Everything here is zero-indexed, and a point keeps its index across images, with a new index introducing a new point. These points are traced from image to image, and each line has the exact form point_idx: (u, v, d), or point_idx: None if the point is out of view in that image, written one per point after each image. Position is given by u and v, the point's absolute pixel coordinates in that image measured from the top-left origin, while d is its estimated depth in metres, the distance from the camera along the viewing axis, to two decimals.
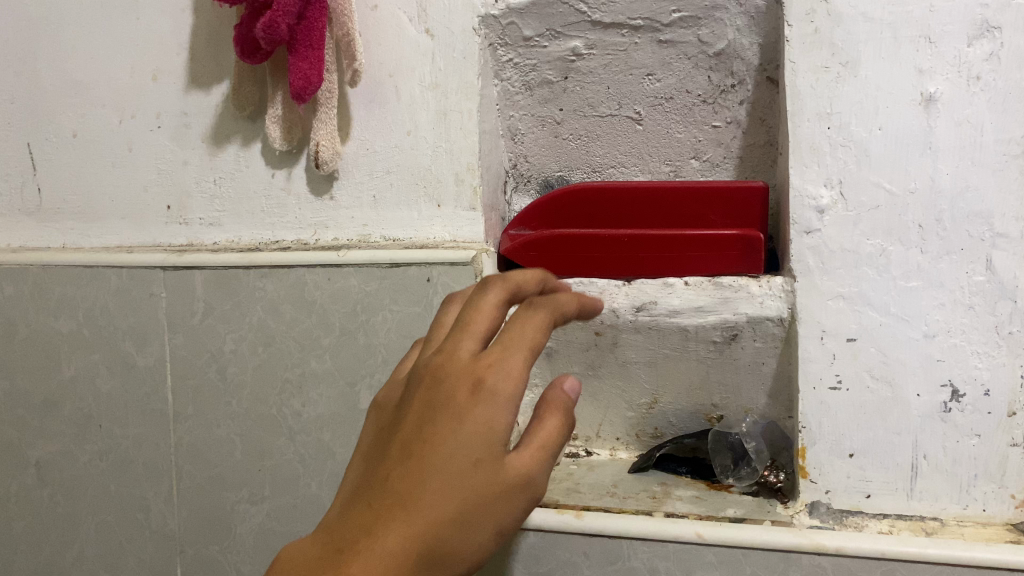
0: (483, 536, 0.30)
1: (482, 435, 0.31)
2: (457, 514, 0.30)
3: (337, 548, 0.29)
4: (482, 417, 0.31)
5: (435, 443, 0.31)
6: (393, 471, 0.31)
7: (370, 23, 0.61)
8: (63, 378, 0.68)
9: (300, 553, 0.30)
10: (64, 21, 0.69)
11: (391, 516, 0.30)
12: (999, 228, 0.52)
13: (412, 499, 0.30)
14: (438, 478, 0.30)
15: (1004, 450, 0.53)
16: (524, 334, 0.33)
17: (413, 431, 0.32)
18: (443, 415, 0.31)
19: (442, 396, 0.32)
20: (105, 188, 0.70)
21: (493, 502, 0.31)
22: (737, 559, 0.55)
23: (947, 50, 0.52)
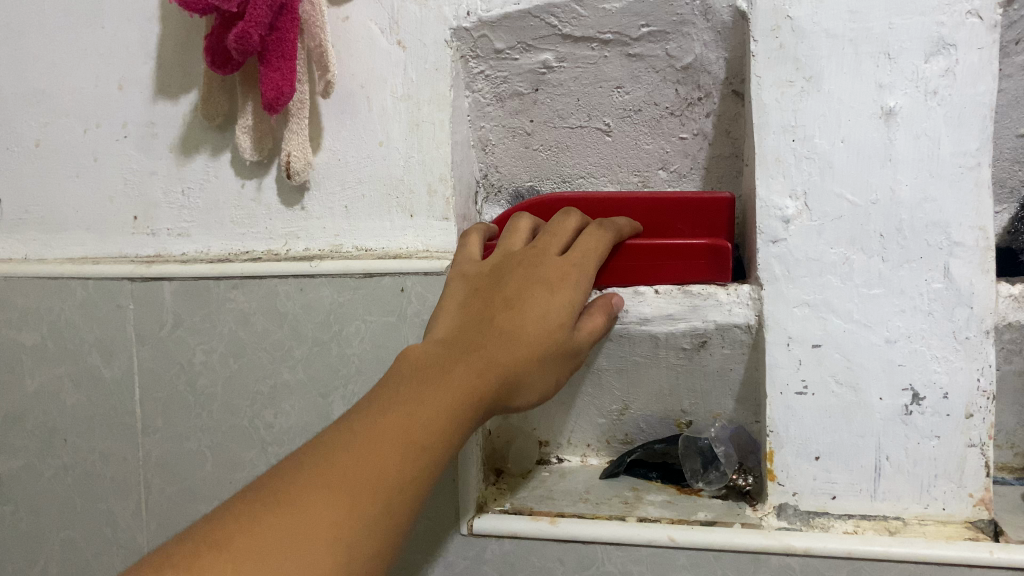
0: (548, 373, 0.47)
1: (566, 303, 0.49)
2: (544, 352, 0.47)
3: (466, 339, 0.46)
4: (567, 295, 0.49)
5: (534, 300, 0.48)
6: (499, 313, 0.47)
7: (342, 34, 0.62)
8: (27, 392, 0.67)
9: (426, 347, 0.45)
10: (26, 29, 0.68)
11: (510, 336, 0.46)
12: (956, 237, 0.54)
13: (522, 327, 0.47)
14: (540, 321, 0.47)
15: (963, 451, 0.55)
16: (588, 250, 0.52)
17: (515, 293, 0.49)
18: (543, 288, 0.49)
19: (537, 274, 0.50)
20: (69, 198, 0.69)
21: (562, 354, 0.48)
22: (709, 562, 0.56)
23: (905, 66, 0.54)
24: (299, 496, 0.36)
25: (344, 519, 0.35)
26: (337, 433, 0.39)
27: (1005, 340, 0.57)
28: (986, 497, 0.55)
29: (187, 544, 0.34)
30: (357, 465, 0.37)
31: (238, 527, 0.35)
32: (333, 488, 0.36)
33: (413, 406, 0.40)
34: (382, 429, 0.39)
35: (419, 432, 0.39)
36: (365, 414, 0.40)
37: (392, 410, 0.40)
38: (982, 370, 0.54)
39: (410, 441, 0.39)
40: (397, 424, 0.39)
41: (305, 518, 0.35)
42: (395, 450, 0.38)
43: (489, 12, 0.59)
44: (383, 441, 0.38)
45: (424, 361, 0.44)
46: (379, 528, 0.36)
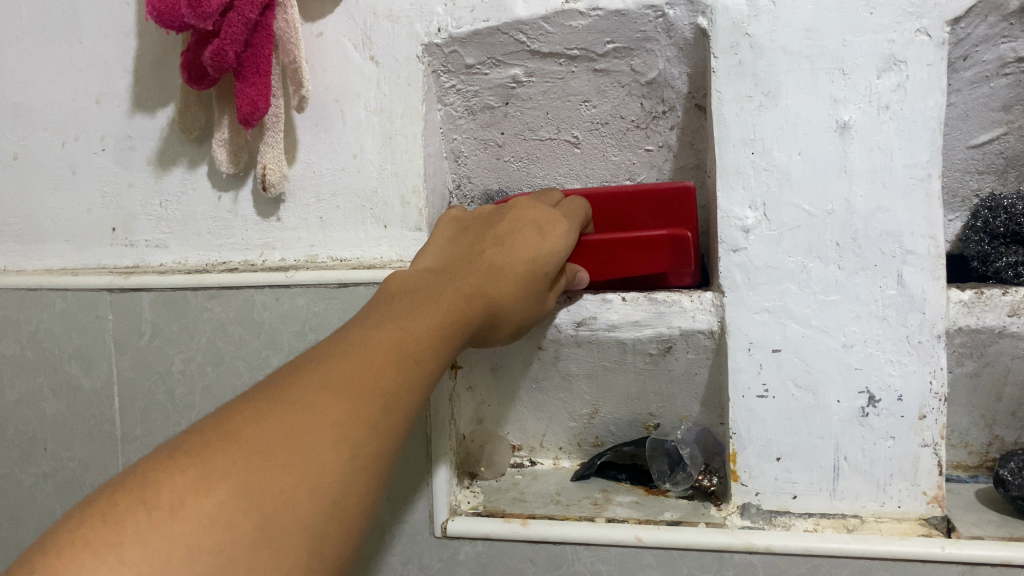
0: (523, 310, 0.50)
1: (554, 246, 0.51)
2: (523, 290, 0.50)
3: (454, 269, 0.48)
4: (555, 240, 0.51)
5: (522, 239, 0.51)
6: (490, 247, 0.50)
7: (316, 50, 0.63)
8: (7, 401, 0.68)
9: (413, 277, 0.48)
10: (3, 44, 0.69)
11: (496, 271, 0.49)
12: (908, 246, 0.56)
13: (509, 262, 0.49)
14: (527, 258, 0.50)
15: (916, 451, 0.57)
16: (571, 212, 0.56)
17: (507, 231, 0.51)
18: (535, 228, 0.52)
19: (527, 220, 0.52)
20: (48, 210, 0.70)
21: (538, 294, 0.51)
22: (675, 560, 0.58)
23: (859, 81, 0.56)
24: (303, 394, 0.36)
25: (351, 416, 0.36)
26: (332, 345, 0.41)
27: (957, 344, 0.59)
28: (939, 495, 0.57)
29: (190, 438, 0.34)
30: (357, 369, 0.38)
31: (243, 422, 0.34)
32: (336, 389, 0.37)
33: (405, 324, 0.43)
34: (378, 343, 0.40)
35: (410, 348, 0.41)
36: (359, 330, 0.42)
37: (386, 327, 0.42)
38: (934, 373, 0.56)
39: (403, 356, 0.41)
40: (393, 340, 0.41)
41: (313, 413, 0.35)
42: (393, 360, 0.40)
43: (460, 29, 0.60)
44: (379, 354, 0.40)
45: (412, 290, 0.46)
46: (381, 430, 0.37)
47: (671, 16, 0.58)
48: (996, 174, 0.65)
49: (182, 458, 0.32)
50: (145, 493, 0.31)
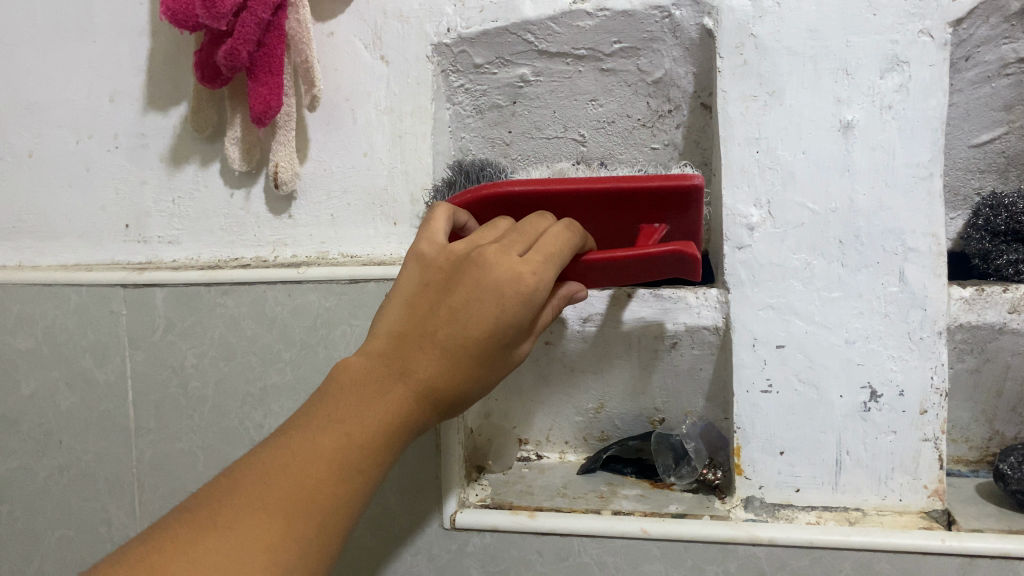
0: (490, 385, 0.42)
1: (519, 324, 0.40)
2: (484, 374, 0.41)
3: (404, 355, 0.41)
4: (519, 313, 0.40)
5: (478, 316, 0.39)
6: (442, 324, 0.40)
7: (327, 49, 0.64)
8: (22, 395, 0.70)
9: (366, 358, 0.41)
10: (18, 43, 0.70)
11: (447, 363, 0.40)
12: (910, 244, 0.57)
13: (462, 349, 0.40)
14: (482, 345, 0.40)
15: (917, 445, 0.58)
16: (553, 251, 0.42)
17: (462, 302, 0.40)
18: (491, 301, 0.39)
19: (486, 289, 0.39)
20: (62, 207, 0.71)
21: (505, 367, 0.42)
22: (680, 552, 0.59)
23: (862, 82, 0.56)
24: (231, 521, 0.36)
25: (275, 547, 0.35)
26: (268, 453, 0.38)
27: (958, 340, 0.60)
28: (939, 488, 0.58)
29: (120, 569, 0.34)
30: (291, 485, 0.37)
31: (172, 553, 0.34)
32: (265, 513, 0.36)
33: (348, 430, 0.39)
34: (313, 456, 0.38)
35: (353, 454, 0.39)
36: (300, 435, 0.39)
37: (326, 431, 0.39)
38: (935, 369, 0.57)
39: (339, 472, 0.38)
40: (331, 454, 0.38)
41: (240, 543, 0.35)
42: (330, 472, 0.38)
43: (469, 29, 0.61)
44: (316, 465, 0.38)
45: (358, 384, 0.40)
46: (312, 551, 0.37)
47: (677, 16, 0.59)
48: (998, 173, 0.66)
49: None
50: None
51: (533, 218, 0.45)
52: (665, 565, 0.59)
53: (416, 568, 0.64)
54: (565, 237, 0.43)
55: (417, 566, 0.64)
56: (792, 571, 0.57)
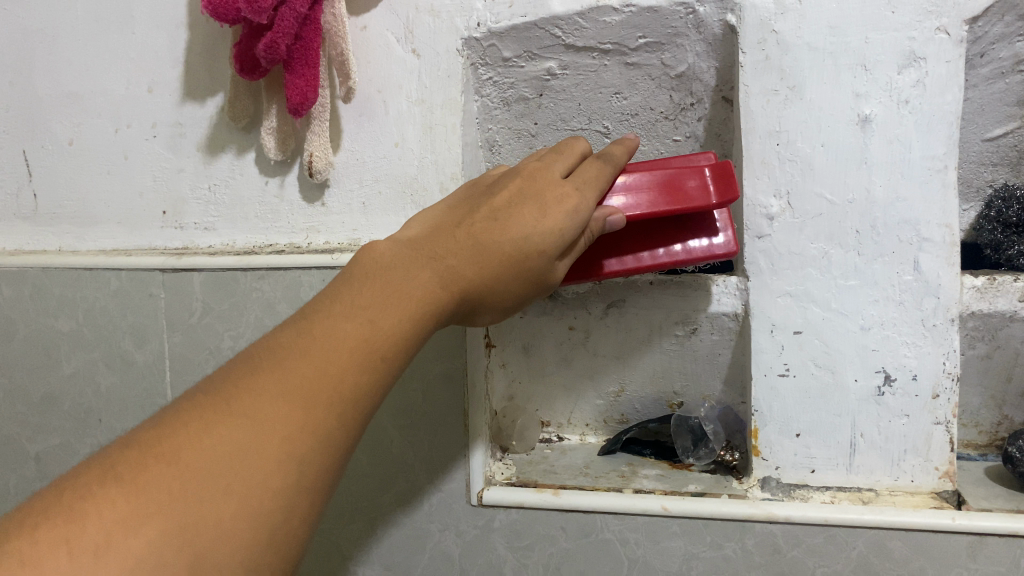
0: (513, 293, 0.47)
1: (555, 222, 0.46)
2: (513, 274, 0.45)
3: (436, 242, 0.45)
4: (557, 215, 0.46)
5: (519, 215, 0.46)
6: (481, 221, 0.46)
7: (360, 42, 0.67)
8: (63, 375, 0.72)
9: (394, 244, 0.45)
10: (59, 34, 0.73)
11: (482, 253, 0.44)
12: (925, 234, 0.59)
13: (496, 241, 0.45)
14: (516, 237, 0.45)
15: (930, 428, 0.60)
16: (592, 182, 0.49)
17: (504, 206, 0.46)
18: (533, 204, 0.46)
19: (531, 192, 0.47)
20: (101, 193, 0.74)
21: (533, 278, 0.46)
22: (699, 530, 0.61)
23: (881, 77, 0.58)
24: (247, 407, 0.34)
25: (297, 432, 0.34)
26: (291, 331, 0.38)
27: (970, 327, 0.62)
28: (950, 470, 0.60)
29: (126, 456, 0.33)
30: (315, 371, 0.36)
31: (185, 439, 0.33)
32: (293, 395, 0.35)
33: (374, 312, 0.40)
34: (340, 336, 0.38)
35: (377, 342, 0.38)
36: (324, 314, 0.39)
37: (352, 316, 0.39)
38: (948, 355, 0.59)
39: (366, 351, 0.38)
40: (358, 337, 0.38)
41: (260, 429, 0.33)
42: (357, 358, 0.37)
43: (499, 23, 0.63)
44: (341, 351, 0.37)
45: (389, 262, 0.43)
46: (333, 442, 0.35)
47: (701, 13, 0.61)
48: (1010, 166, 0.68)
49: (117, 484, 0.31)
50: (76, 522, 0.30)
51: (566, 146, 0.52)
52: (685, 542, 0.62)
53: (444, 543, 0.66)
54: (606, 168, 0.50)
55: (444, 541, 0.66)
56: (807, 547, 0.60)
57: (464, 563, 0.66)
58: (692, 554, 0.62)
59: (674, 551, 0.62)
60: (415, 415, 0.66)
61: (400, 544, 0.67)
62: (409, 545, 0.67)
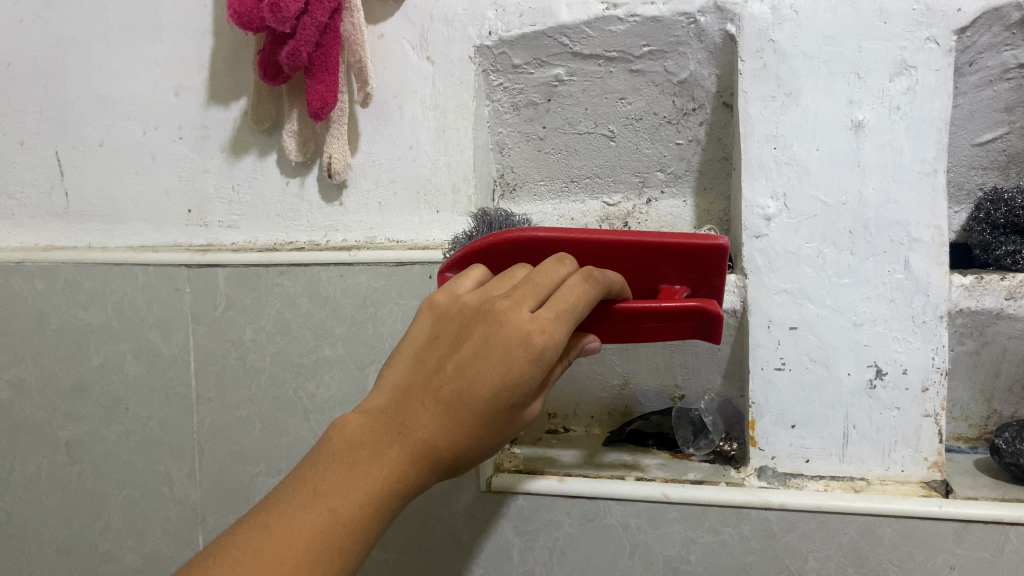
0: (491, 444, 0.42)
1: (529, 383, 0.40)
2: (485, 430, 0.41)
3: (405, 414, 0.42)
4: (528, 364, 0.40)
5: (483, 370, 0.40)
6: (447, 385, 0.41)
7: (377, 49, 0.70)
8: (92, 365, 0.76)
9: (364, 414, 0.42)
10: (90, 40, 0.76)
11: (447, 417, 0.41)
12: (915, 234, 0.61)
13: (465, 408, 0.40)
14: (484, 404, 0.40)
15: (919, 420, 0.63)
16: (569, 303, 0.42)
17: (468, 360, 0.41)
18: (500, 358, 0.40)
19: (497, 335, 0.41)
20: (129, 192, 0.77)
21: (510, 425, 0.42)
22: (698, 515, 0.64)
23: (873, 84, 0.61)
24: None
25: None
26: (238, 552, 0.38)
27: (958, 324, 0.65)
28: (939, 461, 0.63)
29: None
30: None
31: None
32: None
33: (325, 515, 0.39)
34: (288, 557, 0.37)
35: (330, 536, 0.39)
36: (277, 525, 0.39)
37: (311, 507, 0.39)
38: (937, 350, 0.62)
39: (315, 561, 0.38)
40: (307, 553, 0.38)
41: None
42: (308, 560, 0.38)
43: (509, 32, 0.67)
44: (290, 554, 0.38)
45: (351, 446, 0.41)
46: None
47: (702, 22, 0.64)
48: (999, 170, 0.71)
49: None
50: None
51: (551, 261, 0.44)
52: (684, 527, 0.64)
53: (454, 528, 0.69)
54: (581, 282, 0.43)
55: (455, 526, 0.69)
56: (800, 532, 0.62)
57: (473, 548, 0.69)
58: (691, 539, 0.64)
59: (674, 536, 0.65)
60: None
61: (412, 528, 0.70)
62: (420, 529, 0.70)
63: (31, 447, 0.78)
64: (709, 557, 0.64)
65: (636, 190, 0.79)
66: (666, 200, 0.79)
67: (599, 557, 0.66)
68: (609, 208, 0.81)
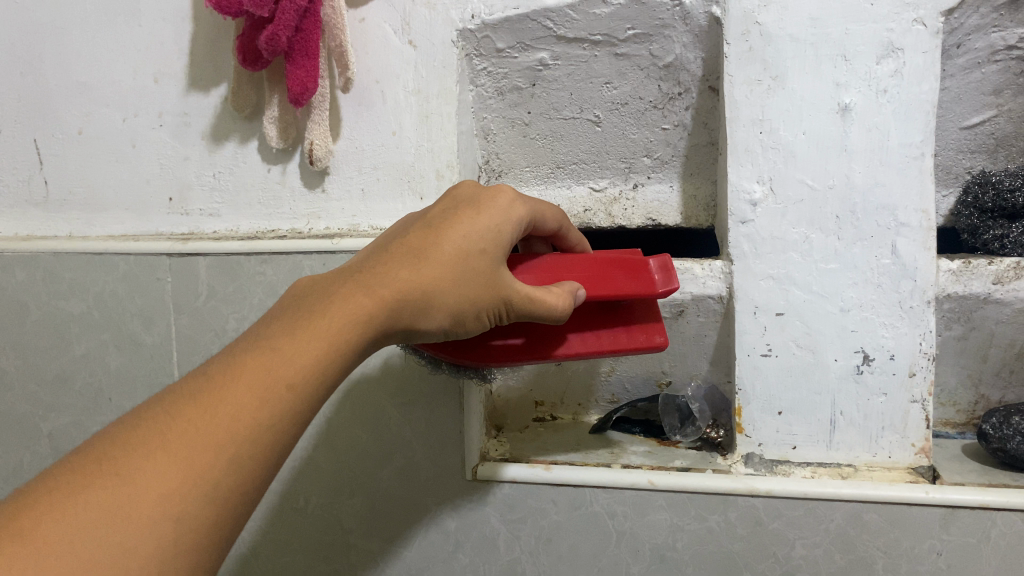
0: (462, 299, 0.46)
1: (491, 223, 0.48)
2: (454, 272, 0.45)
3: (371, 262, 0.46)
4: (492, 215, 0.48)
5: (455, 220, 0.47)
6: (413, 236, 0.47)
7: (359, 34, 0.69)
8: (73, 356, 0.75)
9: (327, 274, 0.46)
10: (68, 26, 0.75)
11: (417, 257, 0.45)
12: (902, 219, 0.61)
13: (434, 246, 0.46)
14: (453, 238, 0.46)
15: (906, 406, 0.62)
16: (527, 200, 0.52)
17: (436, 219, 0.48)
18: (467, 209, 0.48)
19: (463, 202, 0.49)
20: (109, 181, 0.76)
21: (480, 280, 0.46)
22: (685, 503, 0.64)
23: (860, 67, 0.60)
24: (137, 455, 0.34)
25: (189, 469, 0.34)
26: (191, 378, 0.39)
27: (946, 309, 0.64)
28: (926, 446, 0.62)
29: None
30: (201, 420, 0.36)
31: (53, 505, 0.32)
32: (197, 425, 0.35)
33: (276, 344, 0.40)
34: (241, 371, 0.38)
35: (279, 375, 0.38)
36: (226, 360, 0.39)
37: (263, 349, 0.40)
38: (925, 335, 0.61)
39: (265, 389, 0.38)
40: (252, 372, 0.38)
41: (164, 458, 0.34)
42: (260, 389, 0.38)
43: (492, 15, 0.66)
44: (245, 384, 0.38)
45: (313, 292, 0.44)
46: (217, 491, 0.35)
47: (687, 5, 0.63)
48: (987, 153, 0.70)
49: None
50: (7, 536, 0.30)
51: None
52: (670, 514, 0.64)
53: (440, 517, 0.68)
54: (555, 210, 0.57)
55: (441, 515, 0.68)
56: (788, 519, 0.62)
57: (459, 537, 0.68)
58: (677, 527, 0.64)
59: (660, 524, 0.64)
60: (412, 393, 0.68)
61: (397, 518, 0.69)
62: (406, 518, 0.69)
63: (13, 439, 0.77)
64: (696, 544, 0.64)
65: (622, 176, 0.79)
66: (652, 186, 0.78)
67: (586, 545, 0.66)
68: (596, 194, 0.80)
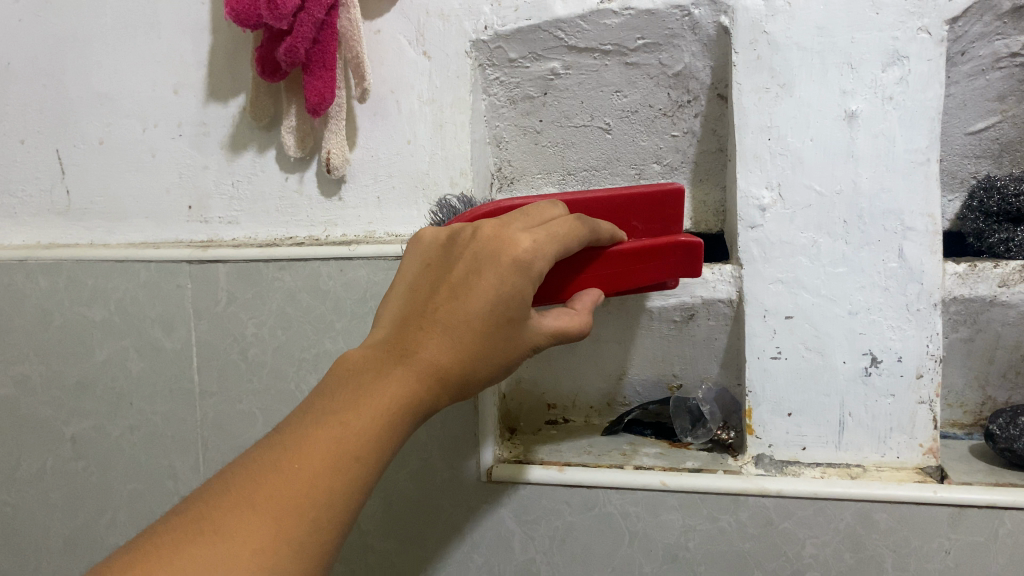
0: (495, 368, 0.46)
1: (517, 292, 0.45)
2: (484, 347, 0.45)
3: (405, 338, 0.46)
4: (514, 280, 0.45)
5: (477, 288, 0.45)
6: (441, 306, 0.46)
7: (374, 45, 0.71)
8: (96, 362, 0.76)
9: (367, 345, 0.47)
10: (89, 39, 0.77)
11: (446, 335, 0.45)
12: (908, 223, 0.62)
13: (460, 323, 0.45)
14: (478, 318, 0.45)
15: (914, 407, 0.63)
16: (556, 234, 0.48)
17: (461, 278, 0.46)
18: (489, 272, 0.45)
19: (484, 257, 0.46)
20: (130, 190, 0.78)
21: (512, 347, 0.46)
22: (696, 503, 0.65)
23: (866, 74, 0.62)
24: (221, 525, 0.39)
25: (263, 540, 0.38)
26: (266, 445, 0.43)
27: (953, 311, 0.65)
28: (934, 447, 0.63)
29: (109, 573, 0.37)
30: (278, 489, 0.40)
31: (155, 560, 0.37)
32: (275, 498, 0.40)
33: (340, 420, 0.43)
34: (309, 443, 0.42)
35: (346, 446, 0.42)
36: (297, 429, 0.43)
37: (330, 422, 0.43)
38: (932, 337, 0.62)
39: (334, 462, 0.41)
40: (319, 446, 0.41)
41: (244, 529, 0.38)
42: (332, 461, 0.41)
43: (505, 26, 0.67)
44: (314, 455, 0.41)
45: (358, 364, 0.45)
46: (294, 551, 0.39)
47: (697, 15, 0.64)
48: (992, 158, 0.72)
49: None
50: None
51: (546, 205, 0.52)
52: (682, 515, 0.65)
53: (455, 518, 0.70)
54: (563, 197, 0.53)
55: (456, 516, 0.70)
56: (798, 519, 0.63)
57: (474, 538, 0.70)
58: (689, 527, 0.65)
59: (672, 524, 0.66)
60: None
61: (414, 518, 0.71)
62: (422, 519, 0.70)
63: (37, 443, 0.79)
64: (707, 544, 0.65)
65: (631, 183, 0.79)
66: None
67: (599, 546, 0.67)
68: None
